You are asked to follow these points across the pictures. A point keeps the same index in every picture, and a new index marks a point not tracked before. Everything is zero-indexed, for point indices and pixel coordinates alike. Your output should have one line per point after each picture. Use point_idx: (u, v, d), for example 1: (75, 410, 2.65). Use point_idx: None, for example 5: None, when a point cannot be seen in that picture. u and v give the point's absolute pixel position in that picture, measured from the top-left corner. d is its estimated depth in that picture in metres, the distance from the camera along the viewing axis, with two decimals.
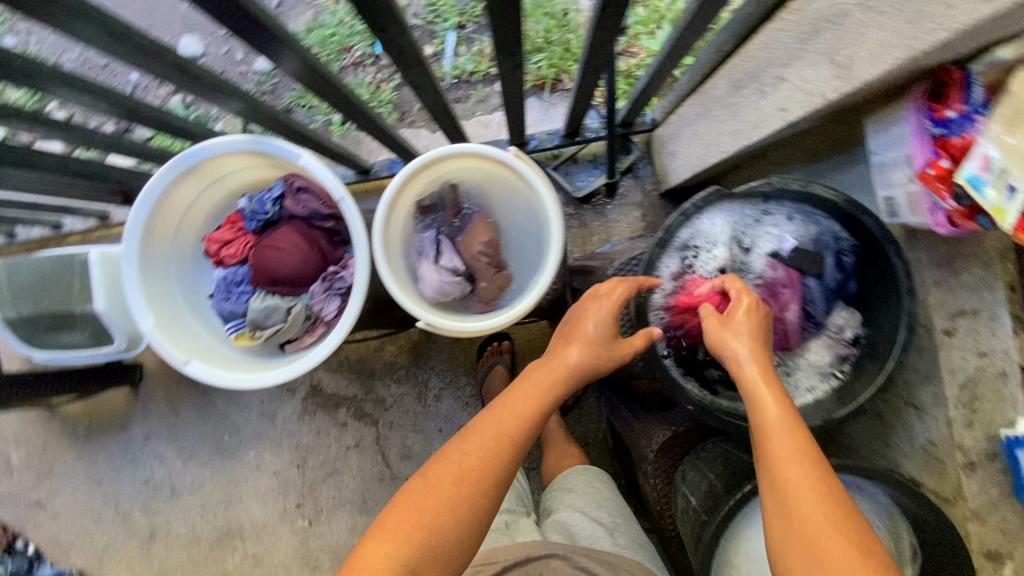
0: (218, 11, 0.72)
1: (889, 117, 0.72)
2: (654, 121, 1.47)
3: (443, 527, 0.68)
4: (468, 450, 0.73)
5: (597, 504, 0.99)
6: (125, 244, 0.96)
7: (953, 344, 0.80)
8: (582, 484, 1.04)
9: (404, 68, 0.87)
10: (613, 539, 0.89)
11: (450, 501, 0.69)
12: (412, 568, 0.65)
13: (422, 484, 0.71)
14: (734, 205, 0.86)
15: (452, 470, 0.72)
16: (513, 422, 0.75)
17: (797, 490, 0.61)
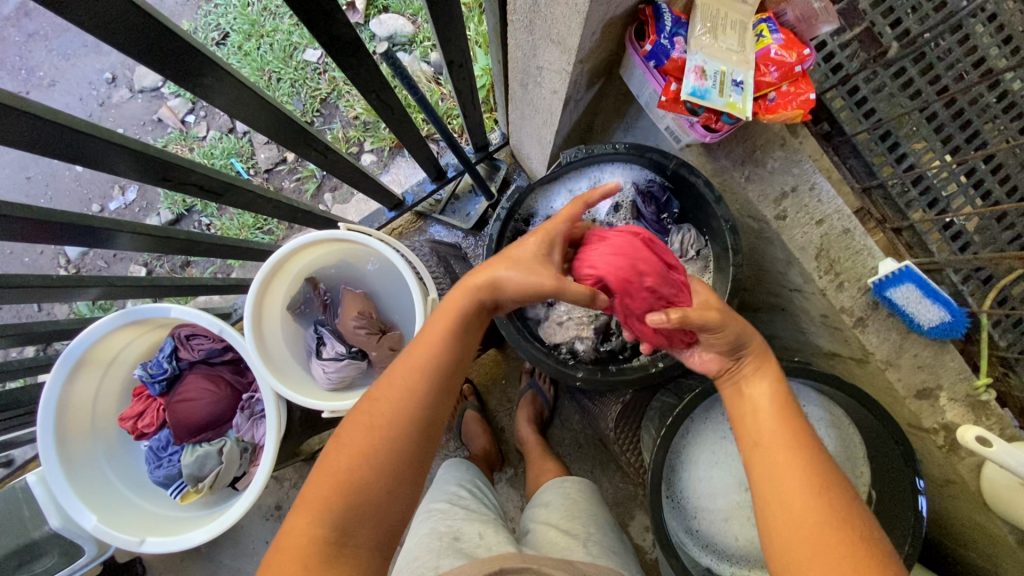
0: (21, 231, 0.75)
1: (629, 63, 0.77)
2: (505, 134, 1.54)
3: (364, 480, 0.63)
4: (379, 397, 0.67)
5: (572, 515, 1.05)
6: (43, 458, 0.98)
7: (790, 224, 0.85)
8: (557, 497, 1.11)
9: (218, 196, 0.92)
10: (585, 548, 0.94)
11: (367, 457, 0.64)
12: (340, 530, 0.61)
13: (337, 443, 0.66)
14: (551, 188, 0.91)
15: (365, 422, 0.66)
16: (424, 361, 0.68)
17: (785, 463, 0.61)
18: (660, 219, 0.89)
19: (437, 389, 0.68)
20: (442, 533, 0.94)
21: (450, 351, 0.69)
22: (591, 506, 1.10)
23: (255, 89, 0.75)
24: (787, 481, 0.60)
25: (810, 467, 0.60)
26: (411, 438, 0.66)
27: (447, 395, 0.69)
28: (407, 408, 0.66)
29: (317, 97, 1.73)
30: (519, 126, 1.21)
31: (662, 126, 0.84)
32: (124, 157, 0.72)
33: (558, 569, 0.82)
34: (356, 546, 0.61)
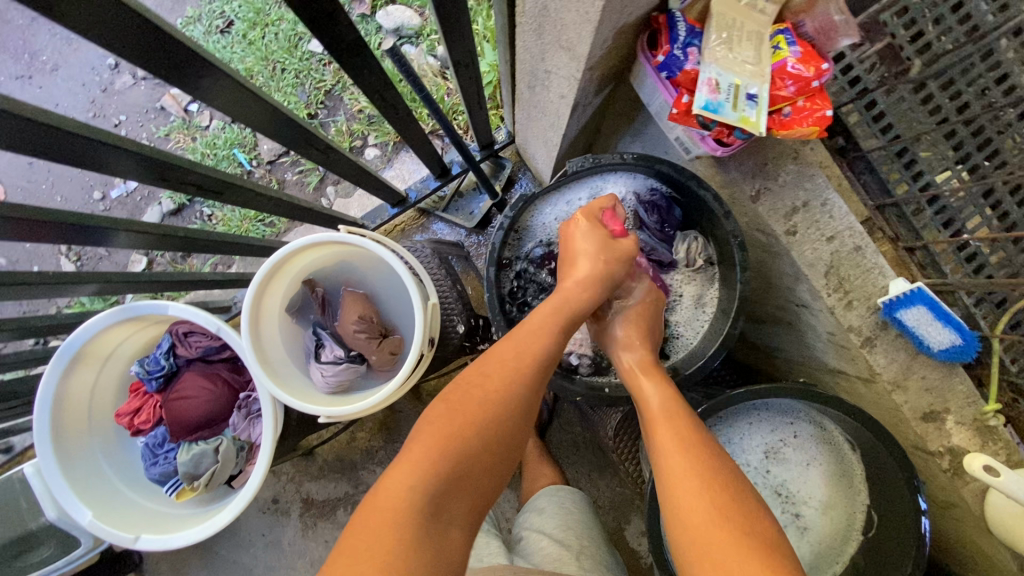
0: (15, 231, 0.74)
1: (639, 71, 0.75)
2: (510, 133, 1.51)
3: (468, 450, 0.66)
4: (492, 372, 0.70)
5: (566, 524, 1.04)
6: (39, 452, 0.98)
7: (800, 240, 0.83)
8: (552, 504, 1.09)
9: (218, 195, 0.91)
10: (578, 563, 0.95)
11: (471, 430, 0.67)
12: (435, 495, 0.63)
13: (445, 410, 0.68)
14: (556, 197, 0.88)
15: (474, 393, 0.69)
16: (533, 341, 0.72)
17: (683, 476, 0.63)
18: (665, 228, 0.85)
19: (544, 375, 0.72)
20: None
21: (556, 336, 0.73)
22: (586, 518, 1.08)
23: (254, 90, 0.73)
24: (683, 495, 0.62)
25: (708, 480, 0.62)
26: (517, 416, 0.70)
27: (544, 384, 0.73)
28: (518, 384, 0.70)
29: (321, 89, 1.71)
30: (525, 127, 1.19)
31: (671, 136, 0.81)
32: (117, 156, 0.70)
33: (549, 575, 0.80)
34: (449, 517, 0.63)
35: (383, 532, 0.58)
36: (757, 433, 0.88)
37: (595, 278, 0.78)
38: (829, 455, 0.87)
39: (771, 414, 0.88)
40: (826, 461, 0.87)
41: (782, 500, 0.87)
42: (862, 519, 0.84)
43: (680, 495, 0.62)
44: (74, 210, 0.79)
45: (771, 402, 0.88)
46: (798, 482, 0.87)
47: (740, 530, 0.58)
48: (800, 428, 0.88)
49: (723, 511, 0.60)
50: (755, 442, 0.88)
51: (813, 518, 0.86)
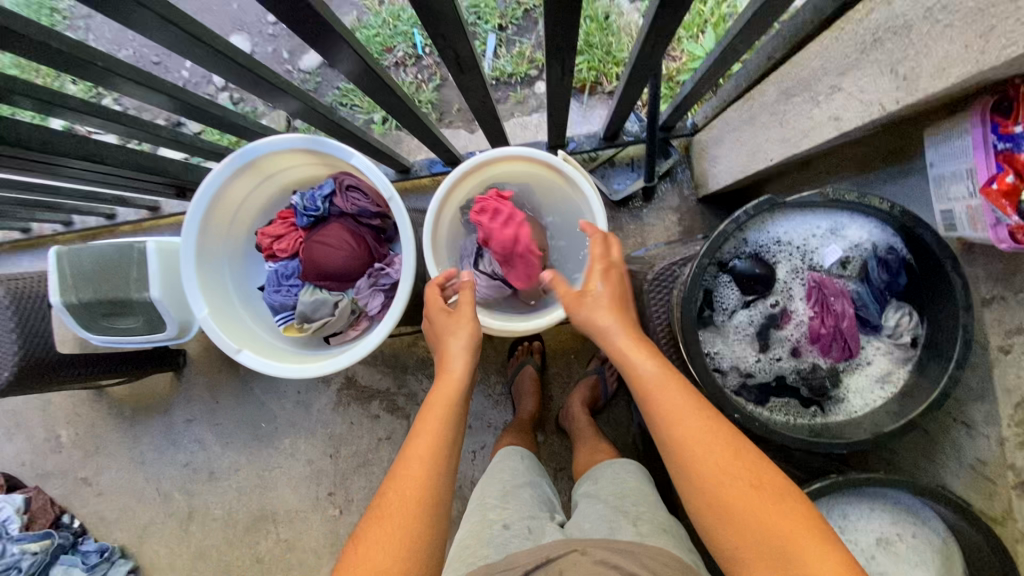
0: (277, 3, 0.73)
1: (947, 131, 0.70)
2: (695, 126, 1.46)
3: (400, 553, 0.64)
4: (406, 466, 0.71)
5: (624, 495, 1.00)
6: (185, 236, 1.00)
7: (1008, 361, 0.78)
8: (608, 475, 1.08)
9: (459, 70, 0.91)
10: (635, 527, 0.89)
11: (392, 540, 0.65)
12: None
13: (376, 519, 0.67)
14: (795, 214, 0.81)
15: (395, 494, 0.69)
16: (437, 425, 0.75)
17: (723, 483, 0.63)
18: (881, 291, 0.81)
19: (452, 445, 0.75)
20: (495, 499, 0.99)
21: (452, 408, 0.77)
22: (644, 487, 1.04)
23: None
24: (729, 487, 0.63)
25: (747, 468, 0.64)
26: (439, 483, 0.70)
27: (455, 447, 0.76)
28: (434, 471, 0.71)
29: (522, 4, 1.64)
30: (738, 129, 1.15)
31: (935, 207, 0.77)
32: None
33: (606, 548, 0.80)
34: None
35: None
36: (875, 519, 0.86)
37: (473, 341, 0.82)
38: (941, 570, 0.82)
39: (897, 509, 0.86)
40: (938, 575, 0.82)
41: None
42: None
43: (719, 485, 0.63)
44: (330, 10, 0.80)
45: (898, 498, 0.87)
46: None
47: (751, 485, 0.62)
48: (919, 532, 0.85)
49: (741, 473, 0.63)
50: (872, 527, 0.85)
51: None
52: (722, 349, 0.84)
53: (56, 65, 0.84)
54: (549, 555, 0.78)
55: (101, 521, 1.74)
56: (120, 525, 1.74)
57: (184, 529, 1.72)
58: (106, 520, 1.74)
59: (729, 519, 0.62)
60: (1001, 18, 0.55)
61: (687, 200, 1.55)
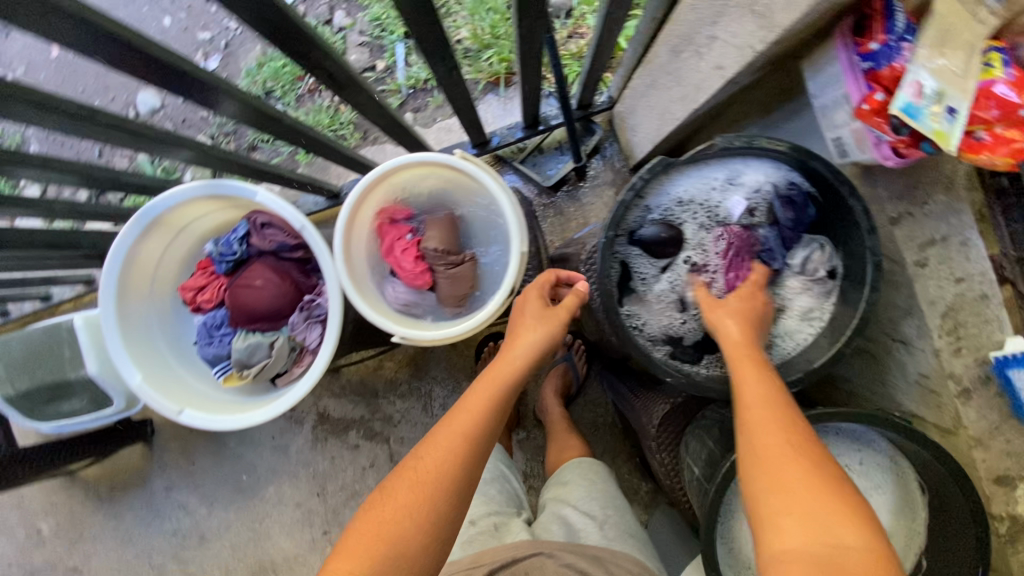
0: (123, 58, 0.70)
1: (822, 58, 0.70)
2: (612, 99, 1.46)
3: (399, 532, 0.66)
4: (424, 454, 0.72)
5: (590, 495, 1.02)
6: (102, 306, 0.97)
7: (926, 274, 0.79)
8: (575, 476, 1.07)
9: (338, 89, 0.88)
10: (602, 531, 0.93)
11: (410, 506, 0.68)
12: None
13: (384, 496, 0.70)
14: (694, 171, 0.80)
15: (406, 479, 0.70)
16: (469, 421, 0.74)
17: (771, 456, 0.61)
18: (790, 228, 0.81)
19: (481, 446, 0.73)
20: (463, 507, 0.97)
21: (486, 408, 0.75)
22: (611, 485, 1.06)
23: None
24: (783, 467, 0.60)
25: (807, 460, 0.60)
26: (466, 465, 0.71)
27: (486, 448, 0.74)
28: (453, 462, 0.71)
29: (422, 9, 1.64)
30: (644, 94, 1.15)
31: (826, 136, 0.77)
32: (268, 15, 0.66)
33: (575, 553, 0.84)
34: None
35: None
36: None
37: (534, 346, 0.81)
38: (897, 488, 0.83)
39: (852, 442, 0.84)
40: (892, 491, 0.83)
41: None
42: (911, 566, 0.82)
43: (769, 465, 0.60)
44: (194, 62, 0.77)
45: (841, 428, 0.84)
46: None
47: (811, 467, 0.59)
48: (867, 456, 0.84)
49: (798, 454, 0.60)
50: None
51: None
52: (648, 319, 0.84)
53: None
54: (515, 555, 0.83)
55: None
56: None
57: None
58: None
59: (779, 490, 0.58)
60: None
61: (619, 172, 1.55)
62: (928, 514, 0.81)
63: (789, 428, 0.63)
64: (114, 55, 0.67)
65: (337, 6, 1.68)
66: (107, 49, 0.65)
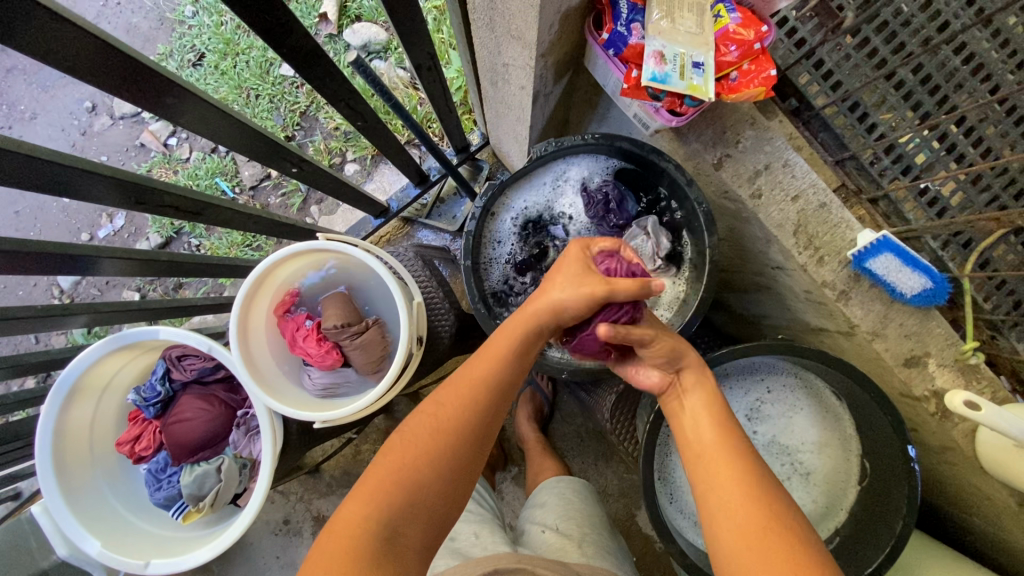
0: None
1: (590, 54, 0.78)
2: (485, 134, 1.53)
3: (421, 480, 0.66)
4: (444, 401, 0.70)
5: (567, 515, 1.00)
6: (43, 488, 0.98)
7: (765, 202, 0.84)
8: (553, 497, 1.06)
9: (197, 216, 0.93)
10: (581, 550, 0.89)
11: (427, 455, 0.67)
12: (392, 524, 0.63)
13: (399, 442, 0.69)
14: (529, 183, 0.89)
15: (427, 423, 0.69)
16: (491, 367, 0.71)
17: (725, 480, 0.61)
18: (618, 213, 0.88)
19: (497, 401, 0.71)
20: None
21: (505, 366, 0.72)
22: (587, 506, 1.04)
23: (220, 106, 0.76)
24: (732, 497, 0.59)
25: (756, 483, 0.60)
26: (481, 417, 0.70)
27: (502, 405, 0.72)
28: (470, 413, 0.69)
29: (295, 110, 1.73)
30: (496, 124, 1.22)
31: (629, 115, 0.84)
32: (90, 180, 0.72)
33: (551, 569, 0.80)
34: (406, 543, 0.63)
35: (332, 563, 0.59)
36: (737, 400, 0.88)
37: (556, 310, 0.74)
38: (815, 402, 0.88)
39: (768, 375, 0.88)
40: (810, 405, 0.88)
41: (779, 455, 0.88)
42: (858, 468, 0.85)
43: (721, 496, 0.60)
44: (55, 241, 0.82)
45: (743, 366, 0.88)
46: (786, 434, 0.88)
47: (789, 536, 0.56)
48: (772, 382, 0.89)
49: (749, 491, 0.59)
50: (737, 408, 0.88)
51: (813, 461, 0.87)
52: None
53: None
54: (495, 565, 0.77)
55: None
56: None
57: None
58: None
59: (736, 558, 0.57)
60: None
61: None
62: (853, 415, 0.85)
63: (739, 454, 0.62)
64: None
65: None
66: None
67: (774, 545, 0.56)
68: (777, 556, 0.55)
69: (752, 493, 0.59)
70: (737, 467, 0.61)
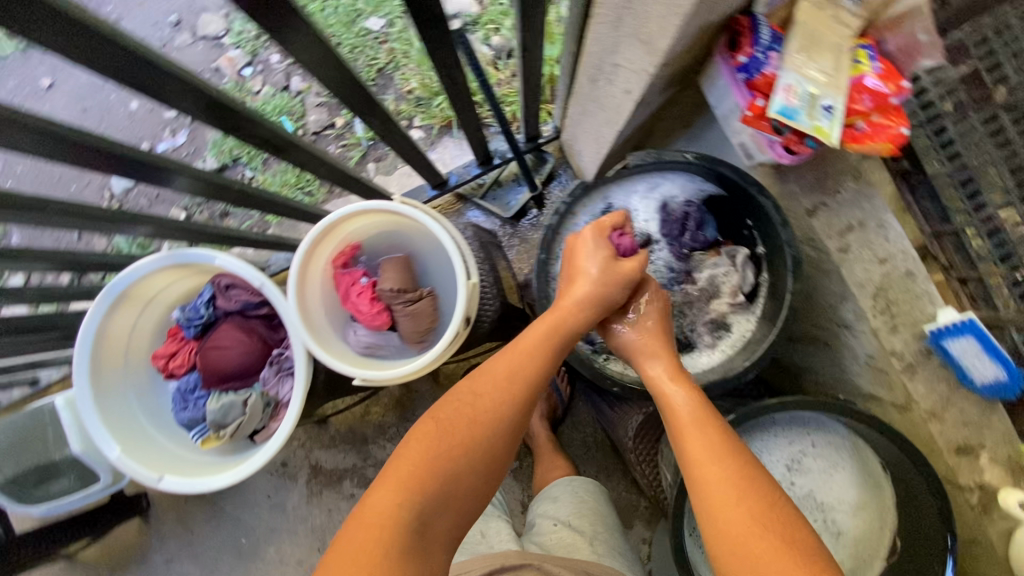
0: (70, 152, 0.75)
1: (712, 73, 0.76)
2: (558, 128, 1.51)
3: (458, 473, 0.66)
4: (481, 392, 0.70)
5: (580, 512, 1.00)
6: (77, 384, 1.00)
7: (851, 258, 0.82)
8: (566, 493, 1.04)
9: (278, 153, 0.92)
10: (591, 547, 0.91)
11: (466, 447, 0.67)
12: (426, 514, 0.63)
13: (433, 429, 0.68)
14: (617, 188, 0.88)
15: (464, 412, 0.69)
16: (529, 363, 0.72)
17: (710, 470, 0.65)
18: (696, 237, 0.86)
19: (530, 395, 0.72)
20: None
21: (542, 362, 0.73)
22: (600, 504, 1.03)
23: (334, 50, 0.75)
24: (725, 490, 0.64)
25: (751, 480, 0.64)
26: (518, 410, 0.71)
27: (535, 398, 0.73)
28: (506, 406, 0.70)
29: (373, 67, 1.72)
30: (578, 121, 1.20)
31: (733, 141, 0.81)
32: (193, 94, 0.72)
33: (564, 567, 0.82)
34: (436, 533, 0.64)
35: (369, 558, 0.59)
36: (776, 447, 0.87)
37: (592, 302, 0.77)
38: (857, 465, 0.86)
39: (820, 433, 0.87)
40: (852, 468, 0.86)
41: (813, 510, 0.85)
42: (889, 542, 0.83)
43: (715, 487, 0.64)
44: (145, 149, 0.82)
45: (791, 416, 0.88)
46: (825, 490, 0.85)
47: (782, 541, 0.60)
48: (818, 438, 0.87)
49: (744, 481, 0.64)
50: (775, 458, 0.87)
51: (846, 522, 0.84)
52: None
53: None
54: (503, 563, 0.81)
55: None
56: None
57: None
58: None
59: (731, 546, 0.62)
60: None
61: None
62: (896, 485, 0.83)
63: (731, 450, 0.67)
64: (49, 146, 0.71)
65: (293, 73, 1.77)
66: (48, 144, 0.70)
67: (772, 538, 0.60)
68: (767, 547, 0.60)
69: (745, 486, 0.64)
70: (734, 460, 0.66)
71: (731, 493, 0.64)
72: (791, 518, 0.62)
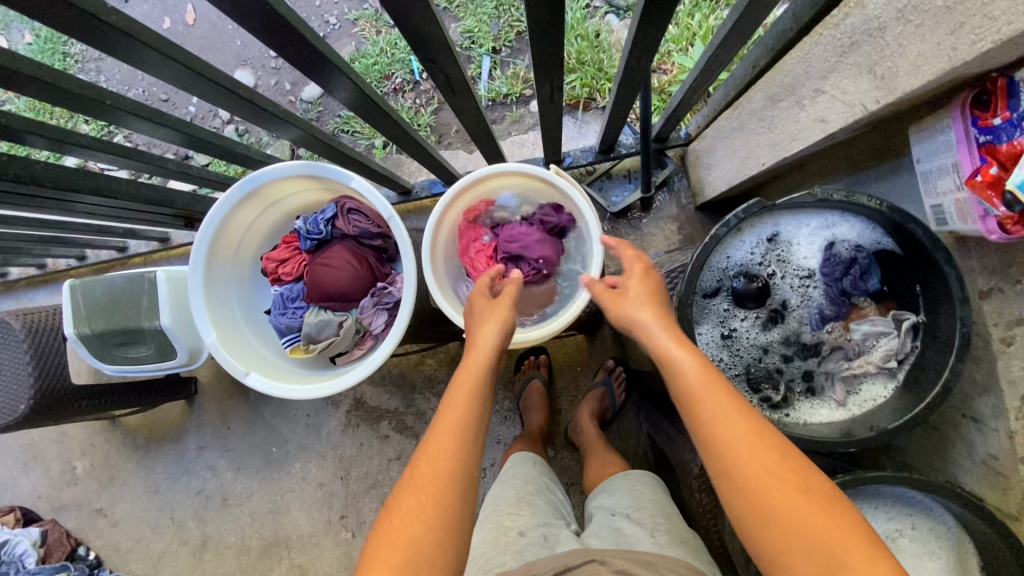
0: (271, 37, 0.75)
1: (934, 125, 0.75)
2: (689, 136, 1.46)
3: (419, 536, 0.64)
4: (421, 457, 0.69)
5: (638, 505, 0.97)
6: (192, 263, 1.01)
7: (1012, 353, 0.79)
8: (624, 486, 1.05)
9: (451, 93, 0.95)
10: (653, 539, 0.87)
11: (421, 509, 0.65)
12: None
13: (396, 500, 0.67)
14: (789, 214, 0.86)
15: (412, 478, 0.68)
16: (455, 410, 0.72)
17: (735, 438, 0.63)
18: (855, 287, 0.85)
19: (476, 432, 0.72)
20: (508, 505, 0.98)
21: (468, 401, 0.73)
22: (658, 496, 1.01)
23: (557, 7, 0.74)
24: (755, 463, 0.61)
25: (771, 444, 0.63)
26: (462, 461, 0.69)
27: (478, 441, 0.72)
28: (449, 458, 0.68)
29: (514, 27, 1.64)
30: (725, 135, 1.15)
31: (926, 202, 0.83)
32: (416, 18, 0.72)
33: (630, 560, 0.78)
34: None
35: None
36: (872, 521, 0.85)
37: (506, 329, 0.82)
38: (953, 557, 0.83)
39: (927, 520, 0.85)
40: (945, 558, 0.82)
41: None
42: None
43: (743, 455, 0.62)
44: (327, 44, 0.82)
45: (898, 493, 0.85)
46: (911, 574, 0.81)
47: (799, 491, 0.59)
48: (919, 521, 0.84)
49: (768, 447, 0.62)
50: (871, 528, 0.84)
51: None
52: (709, 330, 0.89)
53: (75, 106, 0.85)
54: (567, 564, 0.78)
55: (116, 552, 1.69)
56: (132, 556, 1.68)
57: (198, 557, 1.67)
58: (120, 552, 1.69)
59: (772, 523, 0.59)
60: (969, 15, 0.57)
61: (685, 209, 1.52)
62: None
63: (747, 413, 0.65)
64: (260, 22, 0.72)
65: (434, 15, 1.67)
66: (253, 20, 0.71)
67: (807, 499, 0.59)
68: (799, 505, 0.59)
69: (772, 452, 0.62)
70: (754, 429, 0.63)
71: (757, 462, 0.62)
72: (811, 476, 0.61)
